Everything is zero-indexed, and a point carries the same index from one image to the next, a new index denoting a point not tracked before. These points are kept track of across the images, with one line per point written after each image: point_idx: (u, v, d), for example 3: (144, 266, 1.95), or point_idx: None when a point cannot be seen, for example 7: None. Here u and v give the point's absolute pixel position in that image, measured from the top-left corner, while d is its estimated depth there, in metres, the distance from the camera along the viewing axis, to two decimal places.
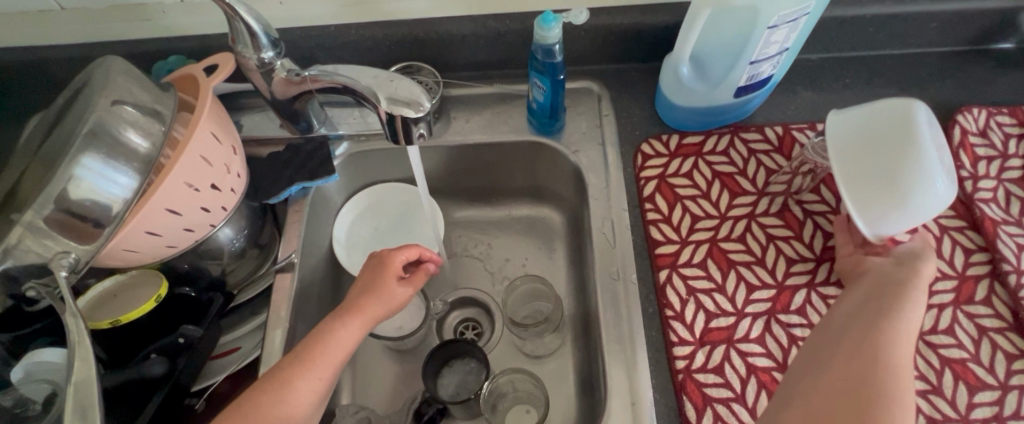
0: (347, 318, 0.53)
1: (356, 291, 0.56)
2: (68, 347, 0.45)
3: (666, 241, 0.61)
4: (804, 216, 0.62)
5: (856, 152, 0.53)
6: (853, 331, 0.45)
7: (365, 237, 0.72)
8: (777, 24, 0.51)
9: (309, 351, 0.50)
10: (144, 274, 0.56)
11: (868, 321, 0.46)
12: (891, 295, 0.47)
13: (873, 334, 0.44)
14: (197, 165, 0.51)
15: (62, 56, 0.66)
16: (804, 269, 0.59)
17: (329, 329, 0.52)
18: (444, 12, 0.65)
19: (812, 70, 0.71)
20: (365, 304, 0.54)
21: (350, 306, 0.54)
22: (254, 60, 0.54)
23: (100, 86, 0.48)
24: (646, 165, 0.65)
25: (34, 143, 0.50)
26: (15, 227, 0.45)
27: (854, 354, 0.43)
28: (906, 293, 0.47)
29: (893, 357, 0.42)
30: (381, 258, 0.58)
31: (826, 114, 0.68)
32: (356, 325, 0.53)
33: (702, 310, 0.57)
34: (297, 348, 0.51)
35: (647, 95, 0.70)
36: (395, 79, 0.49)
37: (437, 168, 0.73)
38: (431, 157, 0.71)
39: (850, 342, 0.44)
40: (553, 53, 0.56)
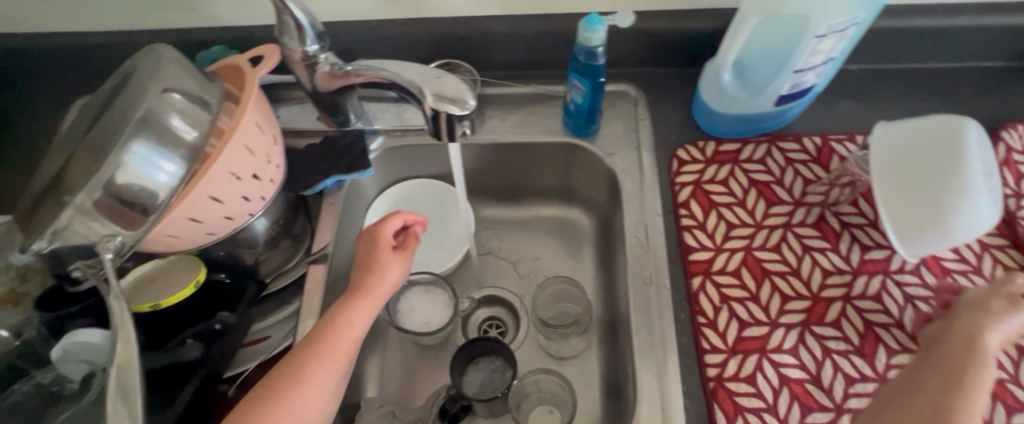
0: (356, 301, 0.53)
1: (356, 271, 0.56)
2: (112, 329, 0.46)
3: (700, 247, 0.60)
4: (841, 228, 0.61)
5: (897, 174, 0.54)
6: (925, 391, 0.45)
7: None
8: (826, 33, 0.51)
9: (321, 339, 0.50)
10: (181, 260, 0.57)
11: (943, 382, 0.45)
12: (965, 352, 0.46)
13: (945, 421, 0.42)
14: (241, 155, 0.52)
15: (109, 42, 0.68)
16: (840, 281, 0.58)
17: (339, 313, 0.52)
18: (486, 12, 0.65)
19: (853, 80, 0.70)
20: (371, 285, 0.54)
21: (355, 288, 0.54)
22: (298, 53, 0.55)
23: (152, 74, 0.49)
24: (682, 170, 0.65)
25: (83, 127, 0.51)
26: (65, 209, 0.46)
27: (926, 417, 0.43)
28: (983, 357, 0.46)
29: None
30: (371, 232, 0.58)
31: (866, 126, 0.67)
32: (366, 307, 0.53)
33: (735, 318, 0.57)
34: (309, 334, 0.52)
35: (684, 101, 0.69)
36: (442, 77, 0.50)
37: (471, 167, 0.73)
38: (466, 155, 0.72)
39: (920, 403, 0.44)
40: (596, 56, 0.57)
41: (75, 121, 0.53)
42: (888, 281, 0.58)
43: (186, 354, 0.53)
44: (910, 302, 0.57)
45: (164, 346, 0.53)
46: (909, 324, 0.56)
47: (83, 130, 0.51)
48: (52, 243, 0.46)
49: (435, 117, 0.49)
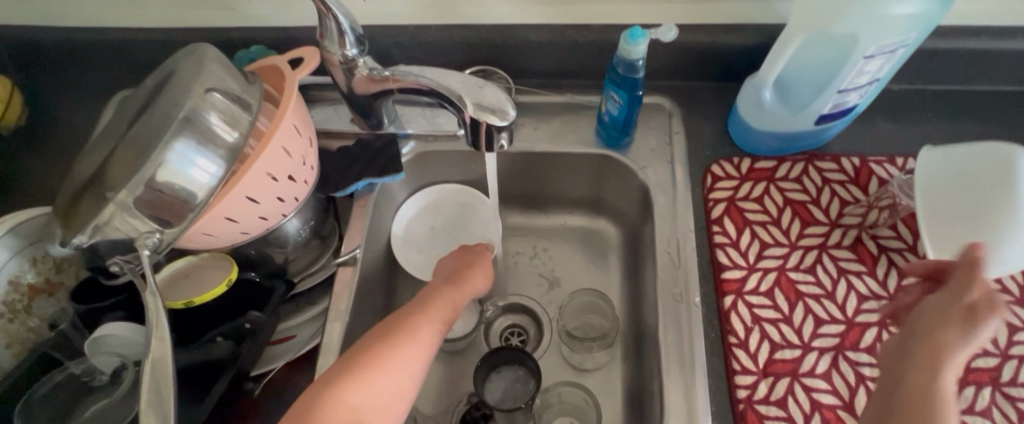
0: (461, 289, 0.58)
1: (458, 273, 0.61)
2: (147, 325, 0.47)
3: (732, 266, 0.59)
4: (878, 252, 0.60)
5: (945, 199, 0.53)
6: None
7: (423, 235, 0.72)
8: (875, 54, 0.51)
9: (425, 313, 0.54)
10: (216, 257, 0.58)
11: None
12: (943, 400, 0.37)
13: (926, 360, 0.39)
14: (279, 156, 0.52)
15: (149, 38, 0.68)
16: (876, 307, 0.57)
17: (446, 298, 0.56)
18: (524, 20, 0.65)
19: (894, 100, 0.69)
20: (476, 282, 0.59)
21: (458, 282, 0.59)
22: (338, 56, 0.55)
23: (195, 73, 0.49)
24: (716, 186, 0.64)
25: (124, 123, 0.51)
26: (108, 205, 0.47)
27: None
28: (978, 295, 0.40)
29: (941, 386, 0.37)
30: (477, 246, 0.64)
31: (906, 148, 0.66)
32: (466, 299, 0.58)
33: (766, 339, 0.56)
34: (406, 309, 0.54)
35: (719, 116, 0.69)
36: (483, 86, 0.50)
37: (500, 174, 0.73)
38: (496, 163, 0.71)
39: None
40: (636, 69, 0.57)
41: (115, 116, 0.54)
42: None
43: (216, 351, 0.53)
44: None
45: (195, 341, 0.54)
46: None
47: (124, 126, 0.51)
48: (93, 238, 0.48)
49: (475, 126, 0.49)
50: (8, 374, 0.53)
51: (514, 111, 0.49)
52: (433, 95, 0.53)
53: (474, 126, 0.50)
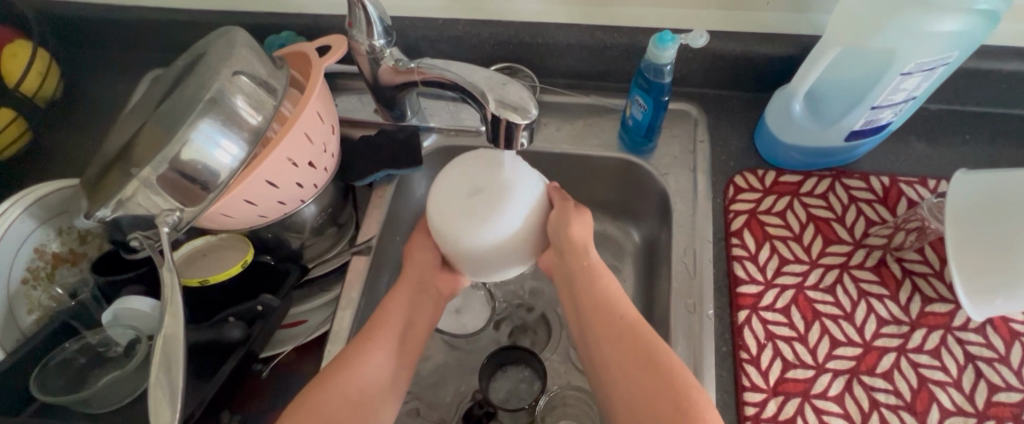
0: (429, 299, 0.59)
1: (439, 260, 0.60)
2: (161, 300, 0.48)
3: (749, 280, 0.58)
4: (903, 275, 0.58)
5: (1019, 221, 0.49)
6: (625, 348, 0.49)
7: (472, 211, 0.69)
8: (912, 71, 0.49)
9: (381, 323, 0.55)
10: (231, 239, 0.59)
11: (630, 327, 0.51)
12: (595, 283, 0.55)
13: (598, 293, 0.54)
14: (301, 142, 0.53)
15: (184, 19, 0.70)
16: (896, 332, 0.55)
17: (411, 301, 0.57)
18: (553, 20, 0.65)
19: (930, 121, 0.67)
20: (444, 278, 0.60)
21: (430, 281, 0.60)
22: (365, 46, 0.55)
23: (225, 57, 0.50)
24: (737, 198, 0.63)
25: (152, 103, 0.53)
26: (132, 181, 0.48)
27: (643, 369, 0.47)
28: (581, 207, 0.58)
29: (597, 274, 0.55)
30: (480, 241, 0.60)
31: (939, 170, 0.64)
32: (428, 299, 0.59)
33: (779, 357, 0.54)
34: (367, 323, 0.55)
35: (746, 127, 0.68)
36: (507, 83, 0.50)
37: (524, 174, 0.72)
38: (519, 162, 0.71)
39: (629, 359, 0.49)
40: (663, 74, 0.56)
41: (146, 94, 0.55)
42: (949, 337, 0.55)
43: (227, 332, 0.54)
44: (971, 361, 0.53)
45: (209, 321, 0.55)
46: (968, 385, 0.52)
47: (154, 104, 0.53)
48: (115, 212, 0.48)
49: (497, 123, 0.49)
50: (25, 342, 0.53)
51: (535, 111, 0.48)
52: (460, 89, 0.53)
53: (496, 123, 0.49)
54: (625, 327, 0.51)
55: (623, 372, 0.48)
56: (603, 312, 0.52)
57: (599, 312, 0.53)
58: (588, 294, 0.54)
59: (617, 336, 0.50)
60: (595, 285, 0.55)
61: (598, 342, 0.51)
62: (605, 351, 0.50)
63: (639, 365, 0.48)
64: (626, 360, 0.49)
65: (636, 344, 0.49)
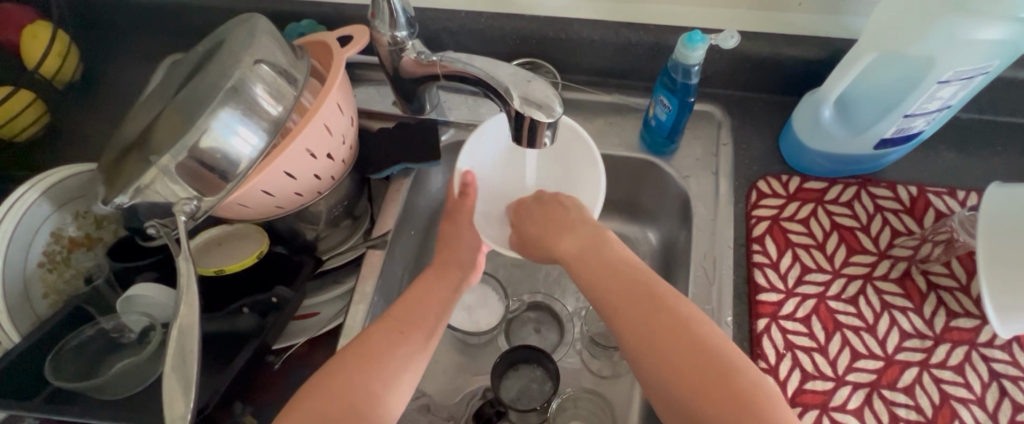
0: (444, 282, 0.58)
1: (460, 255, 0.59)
2: (177, 289, 0.48)
3: (770, 288, 0.57)
4: (927, 289, 0.57)
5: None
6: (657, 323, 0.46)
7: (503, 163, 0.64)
8: (951, 79, 0.48)
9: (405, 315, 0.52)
10: (246, 228, 0.59)
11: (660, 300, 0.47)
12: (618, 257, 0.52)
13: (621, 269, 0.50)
14: (320, 134, 0.52)
15: (206, 4, 0.69)
16: (919, 346, 0.54)
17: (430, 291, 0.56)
18: (578, 15, 0.64)
19: (960, 130, 0.65)
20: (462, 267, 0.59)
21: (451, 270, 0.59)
22: (388, 37, 0.54)
23: (247, 44, 0.50)
24: (760, 203, 0.61)
25: (171, 90, 0.53)
26: (150, 169, 0.47)
27: (680, 344, 0.44)
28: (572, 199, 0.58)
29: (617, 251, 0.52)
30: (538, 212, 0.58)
31: (969, 181, 0.62)
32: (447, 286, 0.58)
33: (798, 368, 0.53)
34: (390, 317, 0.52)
35: (770, 130, 0.66)
36: (532, 80, 0.49)
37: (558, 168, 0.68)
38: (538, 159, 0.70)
39: (661, 334, 0.45)
40: (691, 75, 0.55)
41: (165, 80, 0.55)
42: (973, 353, 0.53)
43: (242, 323, 0.54)
44: (996, 379, 0.52)
45: (223, 310, 0.55)
46: (992, 403, 0.51)
47: (174, 90, 0.52)
48: (133, 199, 0.48)
49: (519, 120, 0.48)
50: (40, 326, 0.53)
51: (559, 108, 0.47)
52: (480, 84, 0.52)
53: (517, 119, 0.48)
54: (654, 301, 0.47)
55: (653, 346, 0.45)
56: (628, 284, 0.49)
57: (623, 285, 0.49)
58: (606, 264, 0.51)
59: (645, 309, 0.47)
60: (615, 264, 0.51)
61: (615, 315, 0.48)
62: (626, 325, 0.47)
63: (677, 341, 0.44)
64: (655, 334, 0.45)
65: (670, 318, 0.46)
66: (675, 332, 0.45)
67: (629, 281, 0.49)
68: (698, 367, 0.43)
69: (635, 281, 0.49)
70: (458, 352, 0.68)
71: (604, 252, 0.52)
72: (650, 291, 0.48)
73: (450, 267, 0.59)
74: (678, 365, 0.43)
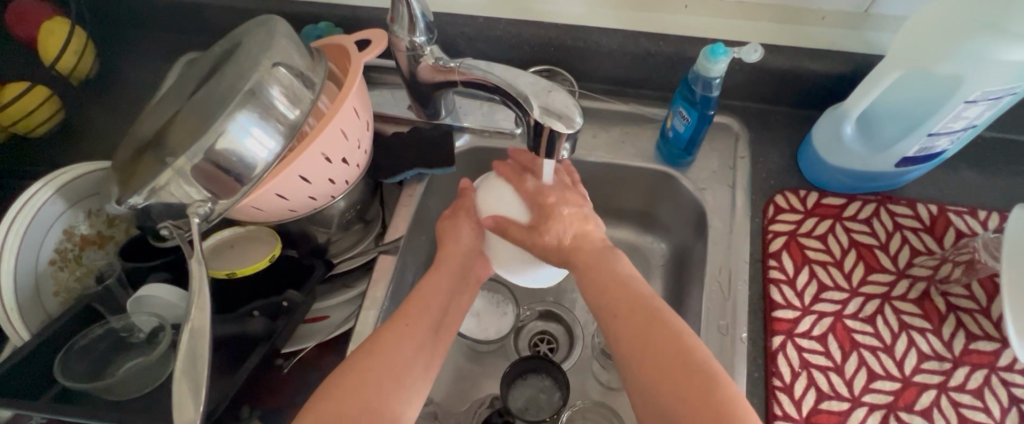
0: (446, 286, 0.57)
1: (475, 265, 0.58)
2: (188, 292, 0.47)
3: (786, 305, 0.56)
4: (946, 309, 0.56)
5: None
6: (668, 372, 0.43)
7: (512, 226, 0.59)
8: (978, 99, 0.47)
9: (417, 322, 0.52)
10: (260, 231, 0.58)
11: (662, 322, 0.45)
12: (614, 272, 0.51)
13: (615, 280, 0.50)
14: (336, 138, 0.52)
15: (224, 5, 0.69)
16: (937, 368, 0.53)
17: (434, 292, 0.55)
18: (596, 23, 0.63)
19: (981, 149, 0.65)
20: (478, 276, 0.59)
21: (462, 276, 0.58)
22: (406, 42, 0.54)
23: (265, 46, 0.49)
24: (777, 218, 0.61)
25: (188, 89, 0.52)
26: (166, 171, 0.47)
27: (693, 397, 0.41)
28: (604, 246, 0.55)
29: (620, 267, 0.52)
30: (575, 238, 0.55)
31: (990, 201, 0.61)
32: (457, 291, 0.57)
33: (814, 387, 0.52)
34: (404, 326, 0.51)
35: (789, 144, 0.66)
36: (552, 90, 0.48)
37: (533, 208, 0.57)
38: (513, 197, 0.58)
39: (638, 333, 0.45)
40: (712, 88, 0.54)
41: (183, 79, 0.54)
42: (993, 377, 0.52)
43: (251, 326, 0.53)
44: (1016, 404, 0.51)
45: (233, 312, 0.54)
46: None
47: (191, 90, 0.52)
48: (148, 199, 0.48)
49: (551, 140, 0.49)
50: (48, 325, 0.52)
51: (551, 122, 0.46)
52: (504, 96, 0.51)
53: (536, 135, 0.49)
54: (633, 305, 0.47)
55: (667, 394, 0.42)
56: (622, 300, 0.48)
57: (607, 286, 0.50)
58: (616, 289, 0.49)
59: (661, 353, 0.44)
60: (618, 279, 0.50)
61: (634, 360, 0.44)
62: (634, 362, 0.44)
63: (648, 334, 0.45)
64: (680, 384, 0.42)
65: (639, 315, 0.46)
66: (688, 381, 0.42)
67: (616, 289, 0.49)
68: (666, 359, 0.43)
69: (620, 287, 0.49)
70: (467, 358, 0.67)
71: (609, 268, 0.52)
72: (630, 293, 0.49)
73: (458, 274, 0.59)
74: (646, 359, 0.44)
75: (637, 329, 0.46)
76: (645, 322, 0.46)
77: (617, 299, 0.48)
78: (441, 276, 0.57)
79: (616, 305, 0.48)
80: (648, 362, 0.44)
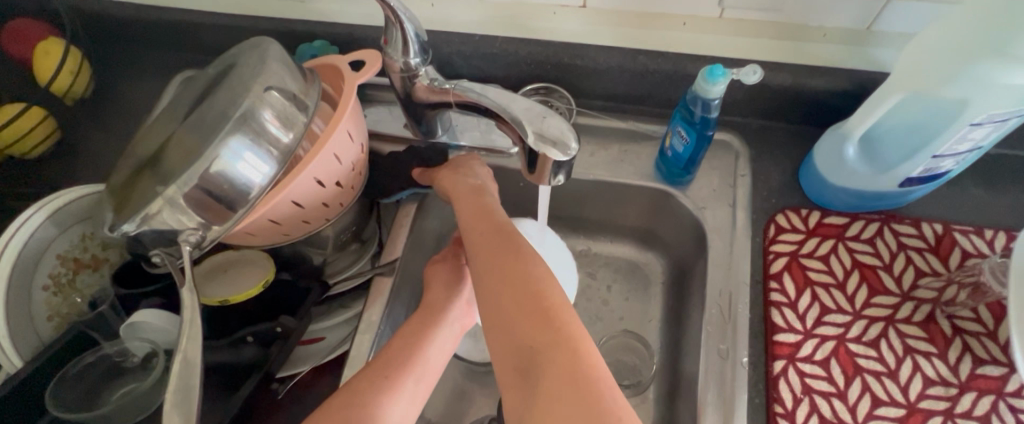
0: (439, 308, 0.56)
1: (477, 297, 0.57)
2: (180, 320, 0.46)
3: (787, 328, 0.55)
4: (952, 333, 0.55)
5: None
6: (521, 303, 0.41)
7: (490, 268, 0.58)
8: (982, 122, 0.46)
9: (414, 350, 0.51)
10: (253, 254, 0.58)
11: (518, 255, 0.45)
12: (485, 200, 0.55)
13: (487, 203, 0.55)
14: (330, 162, 0.51)
15: (219, 23, 0.69)
16: (943, 393, 0.52)
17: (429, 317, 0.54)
18: (594, 40, 0.63)
19: (988, 166, 0.63)
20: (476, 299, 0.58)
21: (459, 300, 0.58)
22: (400, 63, 0.53)
23: (258, 70, 0.49)
24: (778, 238, 0.60)
25: (181, 113, 0.52)
26: (157, 198, 0.46)
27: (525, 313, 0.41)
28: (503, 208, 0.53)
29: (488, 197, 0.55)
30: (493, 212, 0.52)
31: (998, 220, 0.60)
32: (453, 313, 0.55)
33: (816, 414, 0.51)
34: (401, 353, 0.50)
35: (791, 161, 0.65)
36: (547, 116, 0.47)
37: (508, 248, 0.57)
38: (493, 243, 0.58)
39: (501, 270, 0.44)
40: (711, 109, 0.53)
41: (176, 101, 0.54)
42: (1000, 403, 0.51)
43: (245, 355, 0.53)
44: None
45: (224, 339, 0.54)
46: None
47: (183, 114, 0.51)
48: (139, 227, 0.47)
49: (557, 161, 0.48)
50: (42, 351, 0.52)
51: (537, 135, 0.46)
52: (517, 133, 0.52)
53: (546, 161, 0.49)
54: (494, 226, 0.50)
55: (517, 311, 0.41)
56: (489, 221, 0.51)
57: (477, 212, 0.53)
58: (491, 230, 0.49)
59: (516, 288, 0.42)
60: (490, 216, 0.52)
61: (490, 294, 0.43)
62: (496, 304, 0.42)
63: (507, 273, 0.44)
64: (524, 317, 0.41)
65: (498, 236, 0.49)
66: (538, 318, 0.40)
67: (480, 212, 0.53)
68: (525, 299, 0.41)
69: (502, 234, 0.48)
70: (464, 379, 0.66)
71: (474, 202, 0.54)
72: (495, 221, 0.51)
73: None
74: (509, 303, 0.42)
75: (501, 265, 0.45)
76: (510, 258, 0.45)
77: (485, 238, 0.48)
78: (437, 299, 0.56)
79: (478, 229, 0.50)
80: (513, 306, 0.41)
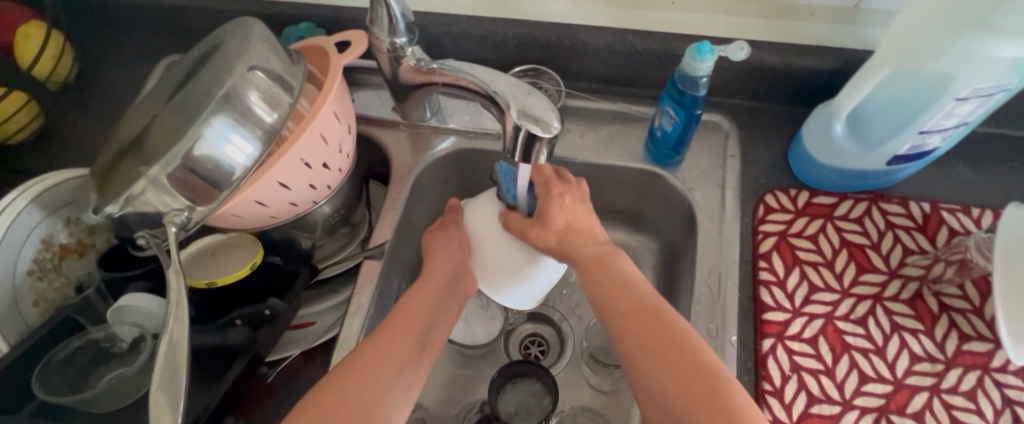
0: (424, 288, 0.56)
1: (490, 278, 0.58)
2: (166, 302, 0.46)
3: (776, 307, 0.55)
4: (939, 310, 0.55)
5: None
6: (672, 369, 0.43)
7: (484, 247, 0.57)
8: (968, 97, 0.46)
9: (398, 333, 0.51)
10: (241, 238, 0.57)
11: (674, 326, 0.46)
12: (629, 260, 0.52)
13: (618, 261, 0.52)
14: (316, 143, 0.51)
15: (204, 6, 0.68)
16: (930, 369, 0.52)
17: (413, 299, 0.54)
18: (582, 21, 0.62)
19: (975, 145, 0.64)
20: (466, 281, 0.58)
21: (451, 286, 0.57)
22: (386, 43, 0.53)
23: (241, 49, 0.48)
24: (767, 218, 0.60)
25: (164, 94, 0.51)
26: (140, 179, 0.46)
27: (706, 401, 0.41)
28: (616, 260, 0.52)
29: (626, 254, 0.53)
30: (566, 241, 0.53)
31: (985, 198, 0.60)
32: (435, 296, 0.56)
33: (804, 391, 0.52)
34: (386, 338, 0.50)
35: (780, 142, 0.65)
36: (531, 94, 0.47)
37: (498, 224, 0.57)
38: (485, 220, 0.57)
39: (648, 343, 0.45)
40: (698, 87, 0.53)
41: (160, 83, 0.53)
42: (986, 378, 0.52)
43: (233, 337, 0.53)
44: (1009, 406, 0.50)
45: (215, 322, 0.54)
46: None
47: (166, 96, 0.51)
48: (123, 209, 0.46)
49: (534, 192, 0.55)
50: (31, 334, 0.52)
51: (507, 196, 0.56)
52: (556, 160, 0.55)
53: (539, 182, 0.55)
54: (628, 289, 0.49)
55: (674, 391, 0.43)
56: (608, 285, 0.50)
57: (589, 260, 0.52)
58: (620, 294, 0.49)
59: (678, 364, 0.43)
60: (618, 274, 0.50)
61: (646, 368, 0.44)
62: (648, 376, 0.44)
63: (662, 342, 0.45)
64: (685, 387, 0.42)
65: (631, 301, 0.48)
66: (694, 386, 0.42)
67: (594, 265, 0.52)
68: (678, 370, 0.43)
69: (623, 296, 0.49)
70: (456, 363, 0.66)
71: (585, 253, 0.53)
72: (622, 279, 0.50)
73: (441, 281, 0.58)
74: (661, 374, 0.43)
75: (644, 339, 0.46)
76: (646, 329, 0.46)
77: (624, 305, 0.48)
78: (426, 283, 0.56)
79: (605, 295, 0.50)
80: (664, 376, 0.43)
